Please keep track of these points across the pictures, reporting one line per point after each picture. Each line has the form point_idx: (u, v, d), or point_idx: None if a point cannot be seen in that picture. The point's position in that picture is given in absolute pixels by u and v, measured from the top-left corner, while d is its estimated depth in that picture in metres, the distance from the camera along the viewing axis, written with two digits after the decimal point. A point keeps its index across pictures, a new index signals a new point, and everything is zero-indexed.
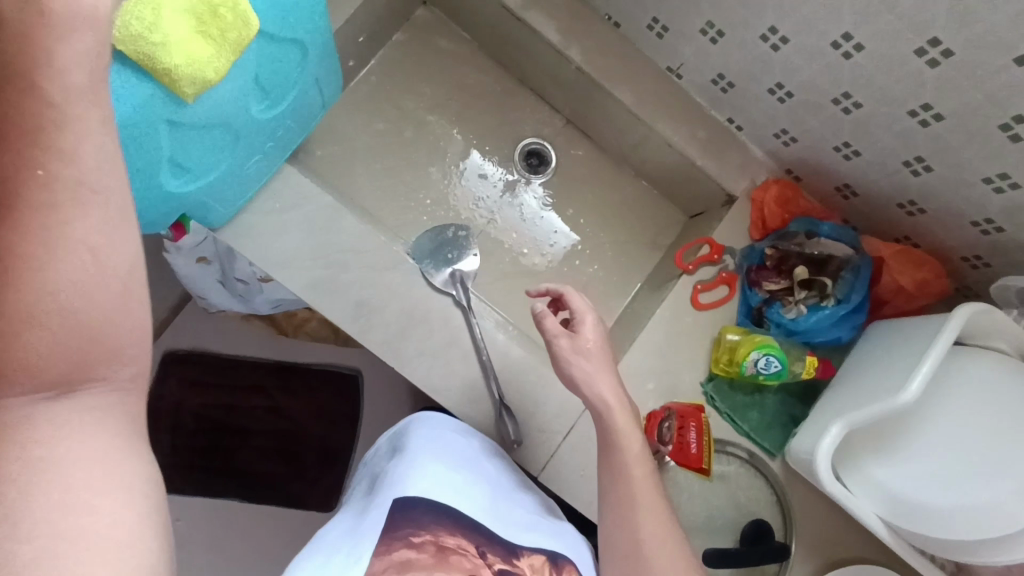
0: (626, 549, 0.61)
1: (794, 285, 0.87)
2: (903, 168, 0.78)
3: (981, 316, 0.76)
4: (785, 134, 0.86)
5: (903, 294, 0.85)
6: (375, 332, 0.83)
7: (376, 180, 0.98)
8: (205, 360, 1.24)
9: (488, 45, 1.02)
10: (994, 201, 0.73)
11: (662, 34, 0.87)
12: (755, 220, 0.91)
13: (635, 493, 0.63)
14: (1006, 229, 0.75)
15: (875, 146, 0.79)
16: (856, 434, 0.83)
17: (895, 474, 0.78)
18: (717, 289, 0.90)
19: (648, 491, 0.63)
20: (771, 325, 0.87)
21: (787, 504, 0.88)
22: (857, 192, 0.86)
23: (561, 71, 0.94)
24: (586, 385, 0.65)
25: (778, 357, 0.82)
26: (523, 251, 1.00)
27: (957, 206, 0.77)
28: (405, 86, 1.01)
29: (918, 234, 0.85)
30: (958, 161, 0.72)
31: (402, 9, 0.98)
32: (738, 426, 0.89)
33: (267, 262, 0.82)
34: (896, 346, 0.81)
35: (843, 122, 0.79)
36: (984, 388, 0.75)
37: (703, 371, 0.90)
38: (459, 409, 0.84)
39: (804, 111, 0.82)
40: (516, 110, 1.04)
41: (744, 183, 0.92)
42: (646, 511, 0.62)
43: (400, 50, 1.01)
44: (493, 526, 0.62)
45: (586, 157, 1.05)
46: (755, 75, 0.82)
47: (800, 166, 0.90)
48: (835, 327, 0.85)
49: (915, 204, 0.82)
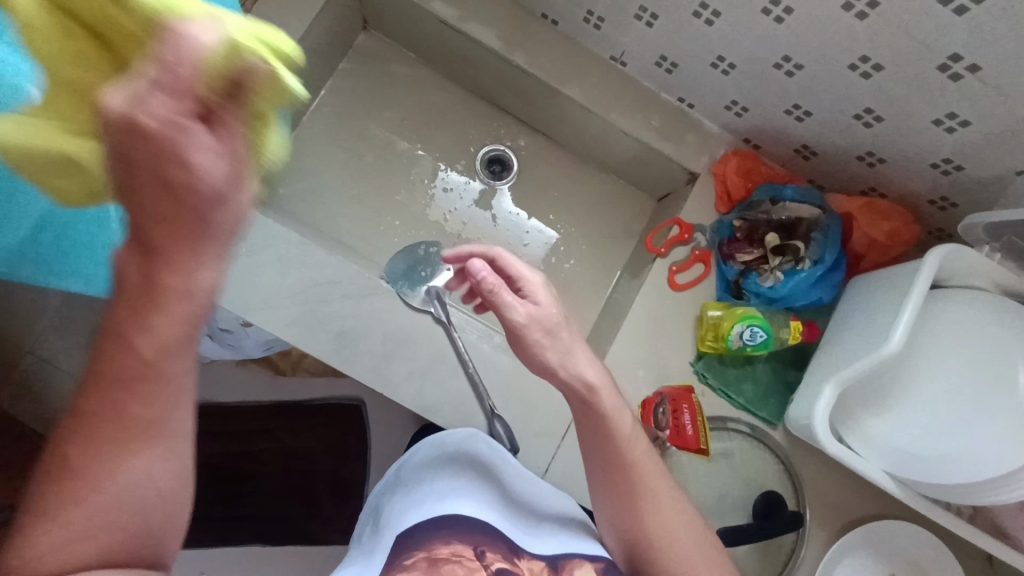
0: (634, 539, 0.61)
1: (768, 253, 0.87)
2: (855, 122, 0.79)
3: (954, 256, 0.77)
4: (736, 105, 0.87)
5: (876, 246, 0.85)
6: (359, 361, 0.83)
7: (341, 209, 0.98)
8: (205, 412, 1.24)
9: (434, 61, 1.02)
10: (948, 140, 0.74)
11: (600, 25, 0.87)
12: (720, 195, 0.91)
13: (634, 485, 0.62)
14: (965, 165, 0.75)
15: (824, 105, 0.79)
16: (852, 392, 0.83)
17: (892, 427, 0.78)
18: (693, 268, 0.91)
19: (649, 481, 0.62)
20: (751, 296, 0.87)
21: (795, 472, 0.88)
22: (816, 152, 0.87)
23: (508, 76, 0.95)
24: (566, 367, 0.61)
25: (762, 327, 0.82)
26: None
27: (913, 151, 0.78)
28: (358, 113, 1.01)
29: (882, 184, 0.85)
30: (905, 107, 0.73)
31: (343, 38, 0.99)
32: (734, 400, 0.88)
33: (243, 306, 0.82)
34: (876, 298, 0.81)
35: (789, 85, 0.79)
36: (968, 328, 0.75)
37: (691, 351, 0.90)
38: (454, 424, 0.83)
39: (750, 80, 0.82)
40: (472, 120, 1.04)
41: (705, 159, 0.92)
42: (647, 503, 0.61)
43: (348, 79, 1.02)
44: (491, 529, 0.62)
45: (547, 157, 1.05)
46: (696, 52, 0.83)
47: (756, 135, 0.90)
48: (814, 288, 0.85)
49: (873, 156, 0.82)
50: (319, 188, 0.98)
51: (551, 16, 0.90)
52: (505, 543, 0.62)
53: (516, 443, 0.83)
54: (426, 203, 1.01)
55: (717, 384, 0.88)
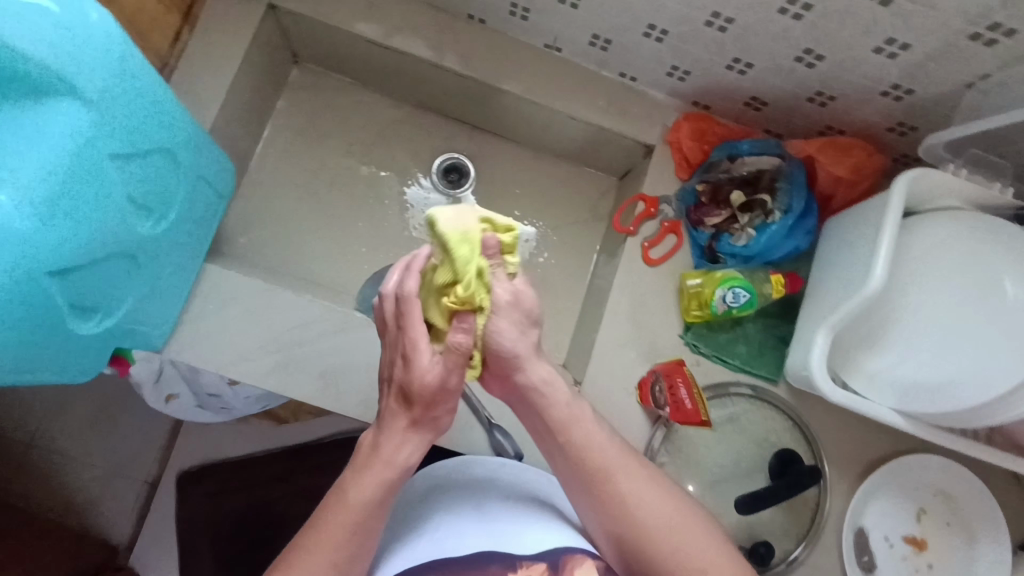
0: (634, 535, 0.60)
1: (736, 212, 0.86)
2: (798, 64, 0.77)
3: (922, 181, 0.75)
4: (677, 70, 0.85)
5: (844, 184, 0.84)
6: (348, 396, 0.82)
7: (306, 246, 0.97)
8: (214, 473, 1.23)
9: (371, 81, 1.01)
10: (893, 66, 0.72)
11: (526, 16, 0.85)
12: (679, 162, 0.90)
13: (637, 473, 0.61)
14: (915, 88, 0.74)
15: (763, 53, 0.77)
16: (846, 334, 0.81)
17: (891, 361, 0.76)
18: (665, 241, 0.89)
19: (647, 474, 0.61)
20: (727, 258, 0.86)
21: (805, 425, 0.87)
22: (766, 101, 0.85)
23: (446, 82, 0.93)
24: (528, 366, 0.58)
25: (744, 287, 0.81)
26: None
27: (861, 83, 0.76)
28: (306, 147, 1.00)
29: (838, 121, 0.84)
30: (843, 41, 0.71)
31: (275, 77, 0.97)
32: (730, 364, 0.87)
33: (221, 364, 0.81)
34: (853, 237, 0.79)
35: (724, 41, 0.78)
36: (949, 250, 0.73)
37: (679, 324, 0.89)
38: (454, 441, 0.82)
39: (685, 43, 0.80)
40: (421, 134, 1.03)
41: (658, 129, 0.91)
42: (652, 489, 0.60)
43: (289, 115, 1.00)
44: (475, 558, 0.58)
45: (502, 155, 1.04)
46: (627, 25, 0.81)
47: (704, 96, 0.89)
48: (788, 238, 0.84)
49: (823, 95, 0.81)
50: (281, 230, 0.97)
51: (477, 16, 0.88)
52: (498, 556, 0.58)
53: (520, 448, 0.82)
54: (391, 224, 0.99)
55: (711, 352, 0.87)
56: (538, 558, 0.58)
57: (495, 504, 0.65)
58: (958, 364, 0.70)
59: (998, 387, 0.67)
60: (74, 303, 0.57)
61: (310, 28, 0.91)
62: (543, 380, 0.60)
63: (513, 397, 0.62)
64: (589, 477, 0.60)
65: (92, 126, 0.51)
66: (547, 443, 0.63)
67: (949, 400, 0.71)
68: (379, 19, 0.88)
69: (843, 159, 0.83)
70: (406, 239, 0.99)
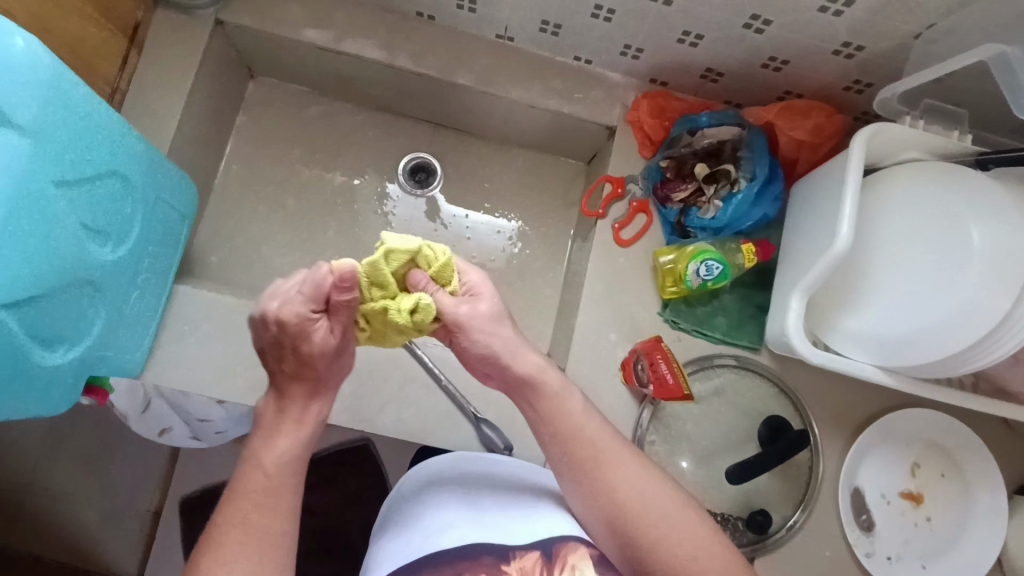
0: (611, 518, 0.58)
1: (702, 185, 0.86)
2: (747, 31, 0.77)
3: (881, 135, 0.75)
4: (630, 49, 0.85)
5: (806, 147, 0.84)
6: (331, 404, 0.82)
7: (280, 258, 0.97)
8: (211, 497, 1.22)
9: (329, 89, 1.00)
10: (840, 24, 0.72)
11: (474, 9, 0.85)
12: (642, 140, 0.90)
13: (618, 458, 0.60)
14: (865, 44, 0.74)
15: (712, 24, 0.77)
16: (822, 296, 0.81)
17: (866, 317, 0.76)
18: (635, 221, 0.89)
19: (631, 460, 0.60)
20: (697, 232, 0.86)
21: (791, 390, 0.87)
22: (721, 72, 0.85)
23: (403, 82, 0.93)
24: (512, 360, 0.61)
25: (716, 259, 0.81)
26: None
27: (811, 44, 0.76)
28: (270, 160, 1.00)
29: (794, 85, 0.84)
30: (788, 4, 0.71)
31: (232, 93, 0.97)
32: (711, 336, 0.87)
33: (200, 384, 0.80)
34: (818, 198, 0.79)
35: (672, 14, 0.77)
36: (914, 204, 0.74)
37: (657, 302, 0.88)
38: (443, 439, 0.82)
39: (633, 20, 0.80)
40: (385, 136, 1.02)
41: (617, 110, 0.91)
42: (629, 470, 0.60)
43: (250, 130, 1.00)
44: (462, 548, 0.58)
45: (468, 150, 1.04)
46: (574, 8, 0.81)
47: (660, 73, 0.89)
48: (756, 206, 0.84)
49: (776, 59, 0.80)
50: (253, 245, 0.97)
51: (425, 13, 0.88)
52: (489, 548, 0.58)
53: (509, 439, 0.82)
54: (364, 229, 0.99)
55: (691, 327, 0.87)
56: (530, 547, 0.57)
57: (481, 495, 0.65)
58: (931, 315, 0.70)
59: (970, 334, 0.67)
60: (35, 334, 0.56)
61: (260, 40, 0.91)
62: (515, 370, 0.60)
63: (506, 387, 0.63)
64: (580, 464, 0.60)
65: (32, 154, 0.51)
66: (541, 430, 0.62)
67: (925, 351, 0.71)
68: (327, 25, 0.88)
69: (803, 122, 0.83)
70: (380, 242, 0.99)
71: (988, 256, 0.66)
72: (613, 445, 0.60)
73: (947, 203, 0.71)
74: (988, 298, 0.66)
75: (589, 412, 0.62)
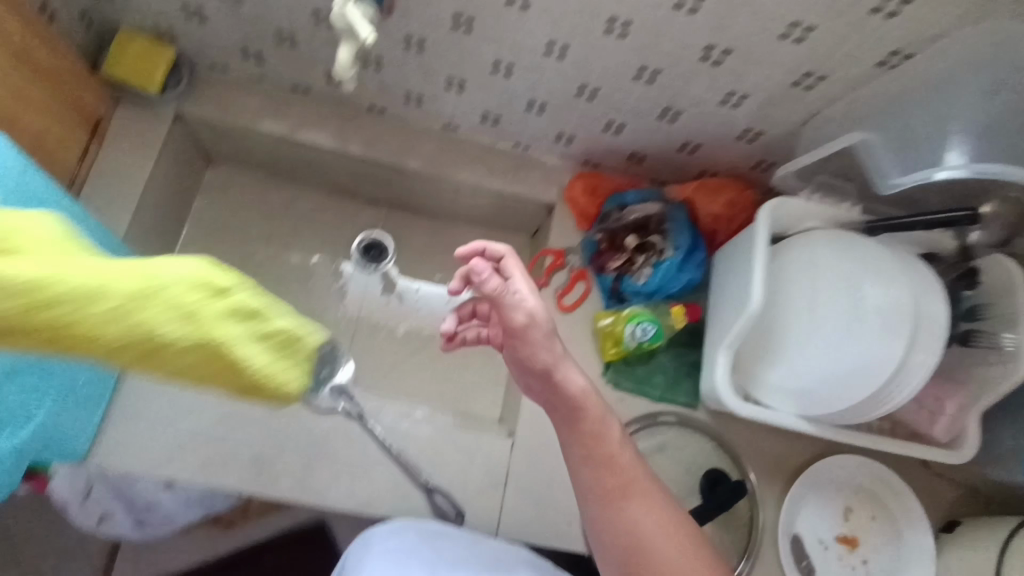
0: (630, 547, 0.63)
1: (633, 254, 0.95)
2: (661, 120, 0.87)
3: (782, 208, 0.85)
4: (563, 136, 0.94)
5: (722, 219, 0.93)
6: (283, 480, 0.82)
7: None
8: None
9: (285, 173, 1.06)
10: (740, 115, 0.83)
11: (420, 103, 0.93)
12: (578, 216, 0.99)
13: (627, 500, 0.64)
14: (763, 131, 0.84)
15: (631, 114, 0.87)
16: (746, 353, 0.89)
17: (786, 368, 0.83)
18: (575, 289, 0.97)
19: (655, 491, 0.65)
20: (632, 297, 0.94)
21: (729, 443, 0.92)
22: (644, 154, 0.95)
23: (356, 166, 1.00)
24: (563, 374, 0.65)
25: (649, 321, 0.88)
26: (402, 332, 1.03)
27: (718, 131, 0.86)
28: (227, 241, 1.04)
29: (709, 164, 0.94)
30: (693, 99, 0.81)
31: (189, 178, 1.01)
32: (651, 395, 0.93)
33: (147, 466, 0.80)
34: (733, 265, 0.88)
35: (595, 107, 0.87)
36: (813, 266, 0.83)
37: (599, 364, 0.94)
38: (397, 509, 0.83)
39: (562, 112, 0.89)
40: (339, 215, 1.08)
41: (554, 189, 1.00)
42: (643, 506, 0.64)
43: (207, 213, 1.04)
44: None
45: (420, 227, 1.10)
46: (510, 102, 0.89)
47: (591, 155, 0.98)
48: (682, 272, 0.92)
49: (690, 143, 0.90)
50: None
51: (376, 105, 0.96)
52: None
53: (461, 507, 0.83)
54: (320, 302, 1.02)
55: (632, 386, 0.93)
56: None
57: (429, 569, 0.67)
58: (840, 364, 0.78)
59: (876, 377, 0.74)
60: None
61: (219, 130, 0.97)
62: (547, 391, 0.66)
63: (548, 403, 0.67)
64: (609, 494, 0.64)
65: None
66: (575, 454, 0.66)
67: (839, 397, 0.78)
68: (284, 116, 0.95)
69: (717, 198, 0.92)
70: (336, 314, 1.03)
71: (884, 308, 0.76)
72: (638, 483, 0.65)
73: (840, 264, 0.81)
74: (887, 345, 0.75)
75: (625, 443, 0.67)
